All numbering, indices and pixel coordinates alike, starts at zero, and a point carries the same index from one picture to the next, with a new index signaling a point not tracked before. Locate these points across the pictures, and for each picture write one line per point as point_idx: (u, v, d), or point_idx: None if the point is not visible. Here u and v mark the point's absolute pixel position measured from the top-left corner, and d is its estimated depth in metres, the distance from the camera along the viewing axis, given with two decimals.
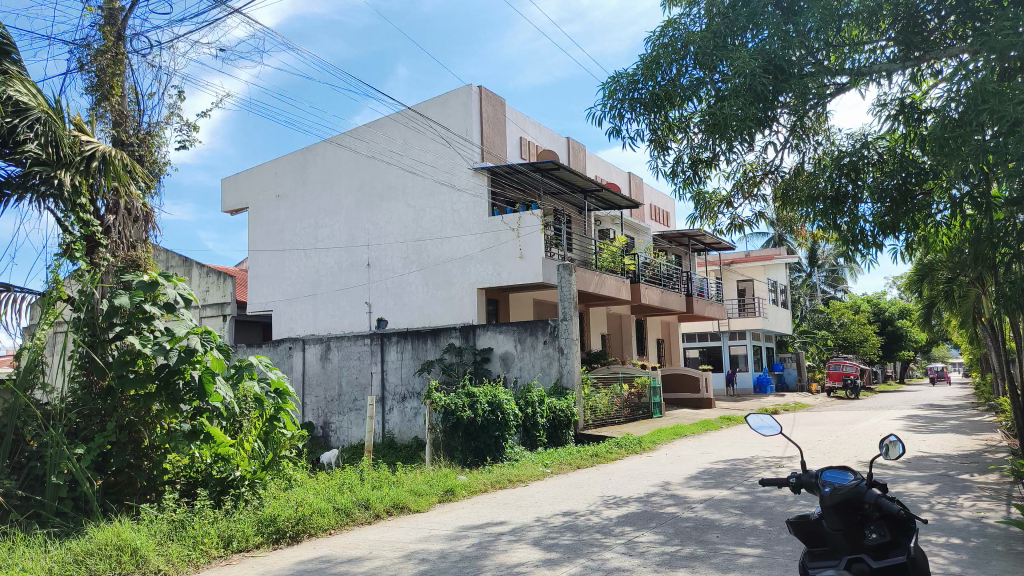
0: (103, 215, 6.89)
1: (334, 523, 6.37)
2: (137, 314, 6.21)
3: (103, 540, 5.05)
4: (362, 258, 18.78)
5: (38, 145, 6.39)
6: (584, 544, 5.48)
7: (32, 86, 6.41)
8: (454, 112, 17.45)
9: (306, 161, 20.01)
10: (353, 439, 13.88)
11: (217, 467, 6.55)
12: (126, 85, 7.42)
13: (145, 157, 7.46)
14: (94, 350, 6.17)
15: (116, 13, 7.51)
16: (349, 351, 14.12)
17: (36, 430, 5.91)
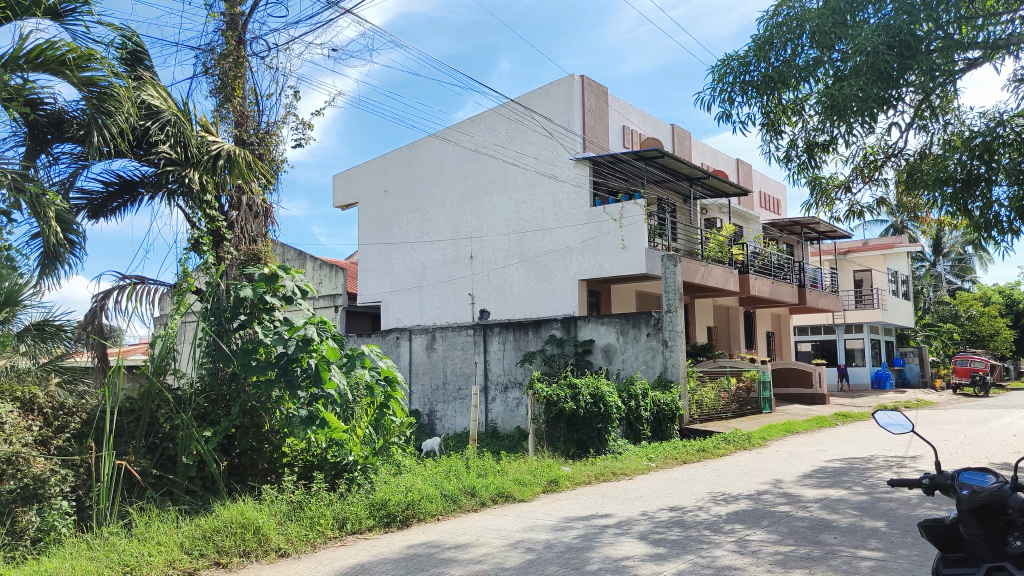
0: (226, 211, 7.29)
1: (441, 509, 6.51)
2: (259, 304, 6.56)
3: (228, 518, 5.35)
4: (465, 250, 19.08)
5: (170, 145, 6.83)
6: (693, 540, 5.38)
7: (163, 91, 6.82)
8: (557, 102, 17.43)
9: (414, 156, 20.47)
10: (458, 428, 14.14)
11: (331, 452, 6.76)
12: (246, 87, 7.81)
13: (264, 155, 7.79)
14: (220, 338, 6.60)
15: (237, 18, 7.95)
16: (453, 341, 14.40)
17: (168, 413, 6.35)
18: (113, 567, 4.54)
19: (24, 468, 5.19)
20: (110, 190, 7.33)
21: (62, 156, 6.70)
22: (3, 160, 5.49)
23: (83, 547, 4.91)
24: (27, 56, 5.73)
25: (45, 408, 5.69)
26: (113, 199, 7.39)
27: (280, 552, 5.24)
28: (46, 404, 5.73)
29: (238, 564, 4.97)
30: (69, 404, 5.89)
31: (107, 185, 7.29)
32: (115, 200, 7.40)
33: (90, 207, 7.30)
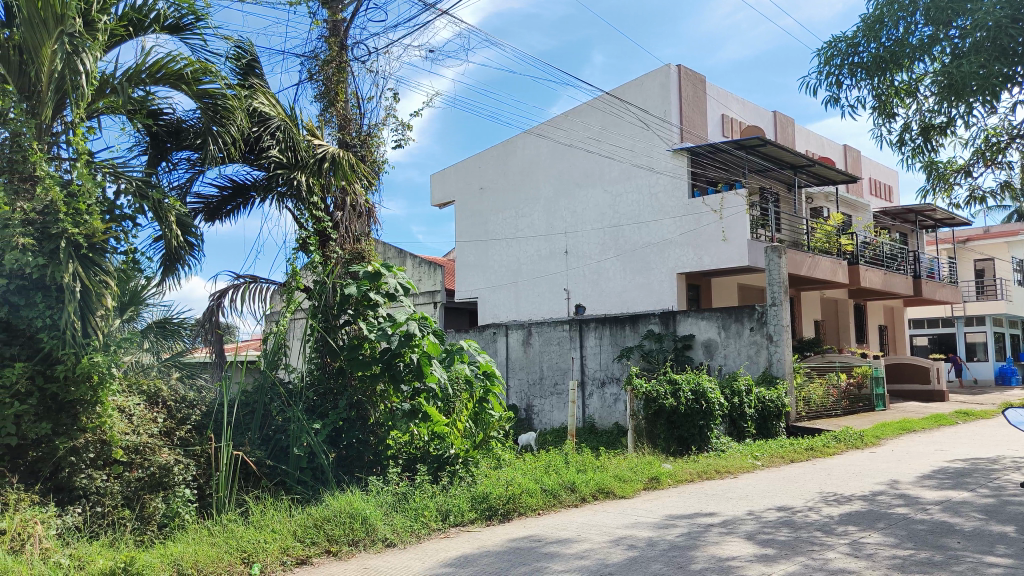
0: (332, 212, 7.54)
1: (542, 504, 6.53)
2: (364, 302, 6.87)
3: (338, 508, 5.54)
4: (560, 245, 19.07)
5: (279, 150, 7.15)
6: (803, 541, 5.20)
7: (272, 98, 7.14)
8: (652, 94, 17.16)
9: (509, 153, 20.59)
10: (556, 422, 14.15)
11: (433, 445, 6.95)
12: (348, 91, 8.04)
13: (366, 156, 8.00)
14: (328, 334, 6.92)
15: (339, 25, 8.21)
16: (549, 336, 14.43)
17: (280, 406, 6.60)
18: (233, 553, 4.76)
19: (150, 457, 5.58)
20: (225, 194, 7.71)
21: (180, 163, 7.09)
22: (127, 168, 5.85)
23: (204, 532, 5.18)
24: (148, 70, 6.06)
25: (169, 401, 6.09)
26: (227, 203, 7.79)
27: (386, 542, 5.35)
28: (169, 397, 6.13)
29: (348, 552, 5.11)
30: (190, 397, 6.29)
31: (222, 189, 7.66)
32: (228, 203, 7.80)
33: (206, 209, 7.73)
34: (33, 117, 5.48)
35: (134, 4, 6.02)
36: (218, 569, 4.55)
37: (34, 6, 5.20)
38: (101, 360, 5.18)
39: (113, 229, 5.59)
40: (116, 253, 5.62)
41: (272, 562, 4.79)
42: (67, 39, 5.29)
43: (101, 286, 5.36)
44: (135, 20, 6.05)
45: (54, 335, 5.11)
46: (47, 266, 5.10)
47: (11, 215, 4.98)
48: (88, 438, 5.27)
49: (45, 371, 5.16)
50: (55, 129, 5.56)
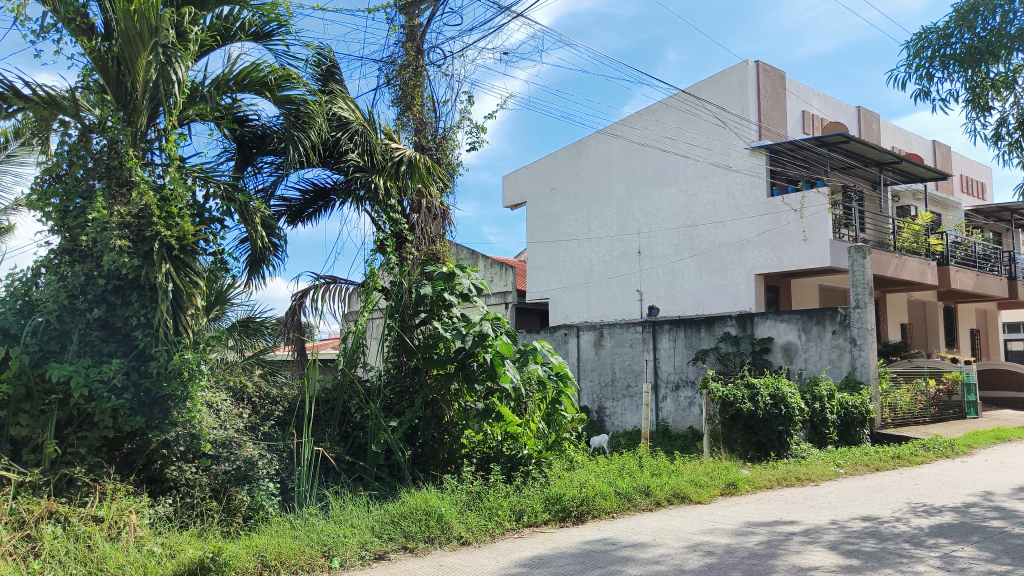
0: (408, 214, 7.67)
1: (616, 507, 6.48)
2: (438, 302, 6.90)
3: (414, 505, 5.62)
4: (633, 246, 18.90)
5: (357, 154, 7.29)
6: (890, 553, 5.00)
7: (351, 103, 7.31)
8: (730, 91, 16.83)
9: (581, 153, 20.51)
10: (628, 425, 14.03)
11: (506, 445, 6.93)
12: (424, 95, 8.17)
13: (441, 159, 8.08)
14: (404, 333, 7.02)
15: (416, 30, 8.40)
16: (621, 338, 14.30)
17: (359, 403, 6.80)
18: (314, 546, 4.88)
19: (236, 451, 5.79)
20: (306, 197, 7.94)
21: (265, 167, 7.34)
22: (215, 173, 6.09)
23: (287, 525, 5.33)
24: (236, 78, 6.29)
25: (253, 397, 6.38)
26: (309, 206, 8.02)
27: (461, 539, 5.40)
28: (254, 393, 6.41)
29: (424, 549, 5.16)
30: (272, 393, 6.56)
31: (304, 192, 7.89)
32: (310, 206, 8.03)
33: (289, 211, 7.97)
34: (129, 125, 5.75)
35: (222, 14, 6.26)
36: (301, 563, 4.68)
37: (130, 21, 5.46)
38: (192, 357, 5.39)
39: (203, 231, 5.82)
40: (205, 254, 5.84)
41: (352, 556, 4.88)
42: (161, 50, 5.54)
43: (191, 286, 5.60)
44: (223, 31, 6.28)
45: (149, 332, 5.40)
46: (142, 267, 5.39)
47: (109, 217, 5.32)
48: (178, 431, 5.48)
49: (140, 367, 5.38)
50: (149, 136, 5.81)
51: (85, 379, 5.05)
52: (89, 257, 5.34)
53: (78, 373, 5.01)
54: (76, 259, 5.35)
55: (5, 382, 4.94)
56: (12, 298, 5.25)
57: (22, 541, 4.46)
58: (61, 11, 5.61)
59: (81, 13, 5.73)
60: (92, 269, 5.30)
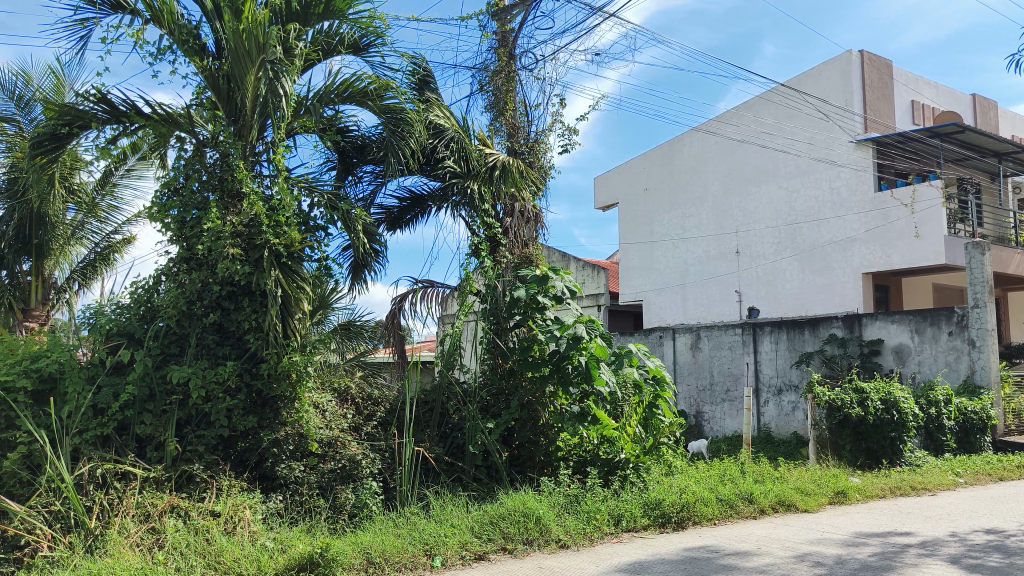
0: (502, 218, 7.73)
1: (717, 514, 6.34)
2: (532, 304, 6.88)
3: (513, 506, 5.67)
4: (731, 246, 18.46)
5: (453, 160, 7.42)
6: (1017, 568, 4.67)
7: (446, 110, 7.46)
8: (833, 82, 16.18)
9: (674, 152, 20.16)
10: (728, 430, 13.69)
11: (603, 449, 6.79)
12: (516, 100, 8.22)
13: (534, 163, 8.10)
14: (499, 336, 7.10)
15: (508, 35, 8.48)
16: (720, 340, 13.97)
17: (457, 404, 6.93)
18: (416, 545, 4.98)
19: (341, 450, 5.98)
20: (404, 204, 8.13)
21: (365, 176, 7.57)
22: (319, 183, 6.32)
23: (390, 523, 5.47)
24: (337, 90, 6.52)
25: (357, 398, 6.58)
26: (407, 212, 8.21)
27: (560, 543, 5.38)
28: (358, 395, 6.61)
29: (523, 551, 5.18)
30: (375, 395, 6.74)
31: (402, 200, 8.09)
32: (408, 213, 8.22)
33: (389, 218, 8.18)
34: (239, 139, 6.06)
35: (323, 29, 6.49)
36: (404, 560, 4.77)
37: (239, 40, 5.74)
38: (300, 359, 5.66)
39: (308, 239, 6.05)
40: (311, 260, 6.07)
41: (452, 556, 4.95)
42: (269, 66, 5.79)
43: (299, 292, 5.80)
44: (325, 45, 6.51)
45: (259, 336, 5.66)
46: (253, 273, 5.65)
47: (223, 228, 5.62)
48: (287, 431, 5.75)
49: (252, 368, 5.72)
50: (257, 148, 6.09)
51: (202, 381, 5.39)
52: (205, 265, 5.69)
53: (196, 375, 5.35)
54: (193, 267, 5.73)
55: (131, 384, 5.28)
56: (137, 304, 5.67)
57: (148, 534, 4.73)
58: (176, 33, 5.96)
59: (193, 34, 6.07)
60: (207, 276, 5.64)
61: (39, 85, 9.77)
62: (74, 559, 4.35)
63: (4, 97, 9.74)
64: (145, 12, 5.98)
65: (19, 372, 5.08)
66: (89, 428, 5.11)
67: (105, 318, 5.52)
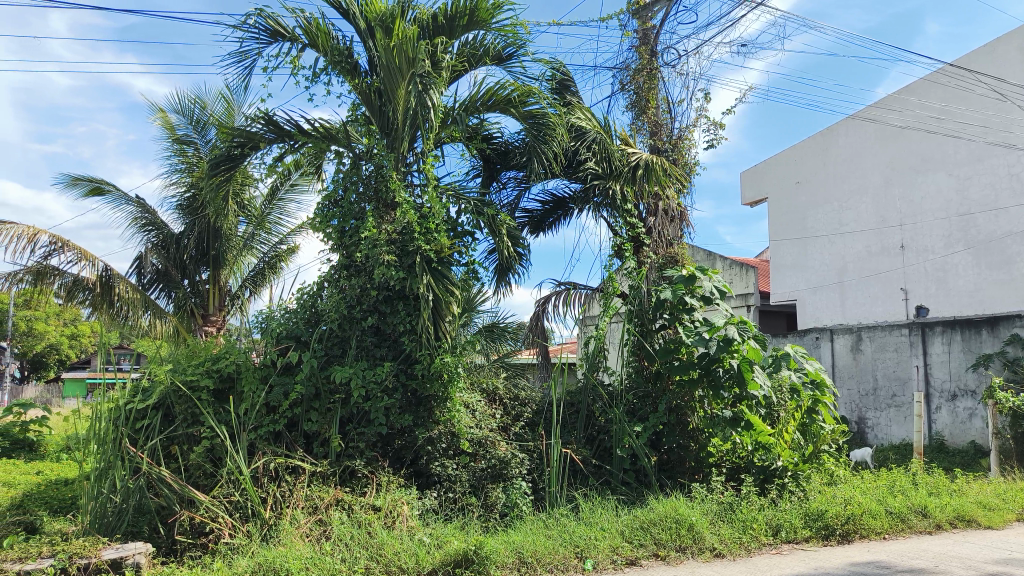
0: (645, 218, 7.60)
1: (887, 527, 5.93)
2: (679, 306, 6.71)
3: (664, 513, 5.56)
4: (895, 240, 17.27)
5: (596, 161, 7.38)
6: None
7: (588, 112, 7.44)
8: (1009, 59, 14.69)
9: (828, 143, 19.12)
10: (894, 438, 12.79)
11: (758, 456, 6.49)
12: (659, 97, 8.07)
13: (678, 160, 7.93)
14: (645, 338, 7.01)
15: (649, 32, 8.34)
16: (884, 342, 13.11)
17: (603, 407, 6.88)
18: (567, 547, 4.98)
19: (491, 449, 6.08)
20: (547, 207, 8.20)
21: (508, 182, 7.71)
22: (465, 190, 6.48)
23: (540, 524, 5.51)
24: (482, 99, 6.67)
25: (505, 399, 6.75)
26: (549, 215, 8.28)
27: (715, 552, 5.22)
28: (505, 395, 6.78)
29: (676, 558, 5.07)
30: (522, 396, 6.87)
31: (544, 203, 8.15)
32: (550, 216, 8.28)
33: (532, 222, 8.28)
34: (393, 151, 6.31)
35: (468, 40, 6.66)
36: (556, 561, 4.80)
37: (391, 56, 5.98)
38: (450, 360, 5.83)
39: (456, 244, 6.23)
40: (459, 264, 6.24)
41: (604, 559, 4.91)
42: (419, 79, 5.97)
43: (448, 295, 5.95)
44: (470, 56, 6.69)
45: (414, 338, 5.93)
46: (407, 279, 5.89)
47: (378, 236, 5.91)
48: (440, 429, 5.95)
49: (407, 369, 5.99)
50: (408, 159, 6.35)
51: (363, 381, 5.66)
52: (363, 271, 6.00)
53: (357, 375, 5.64)
54: (353, 273, 6.07)
55: (299, 383, 5.62)
56: (303, 309, 6.10)
57: (316, 525, 5.01)
58: (331, 55, 6.32)
59: (346, 55, 6.39)
60: (365, 282, 5.94)
61: (212, 110, 10.66)
62: (252, 546, 4.66)
63: (184, 122, 10.69)
64: (303, 36, 6.38)
65: (203, 372, 5.56)
66: (263, 424, 5.49)
67: (276, 323, 6.00)
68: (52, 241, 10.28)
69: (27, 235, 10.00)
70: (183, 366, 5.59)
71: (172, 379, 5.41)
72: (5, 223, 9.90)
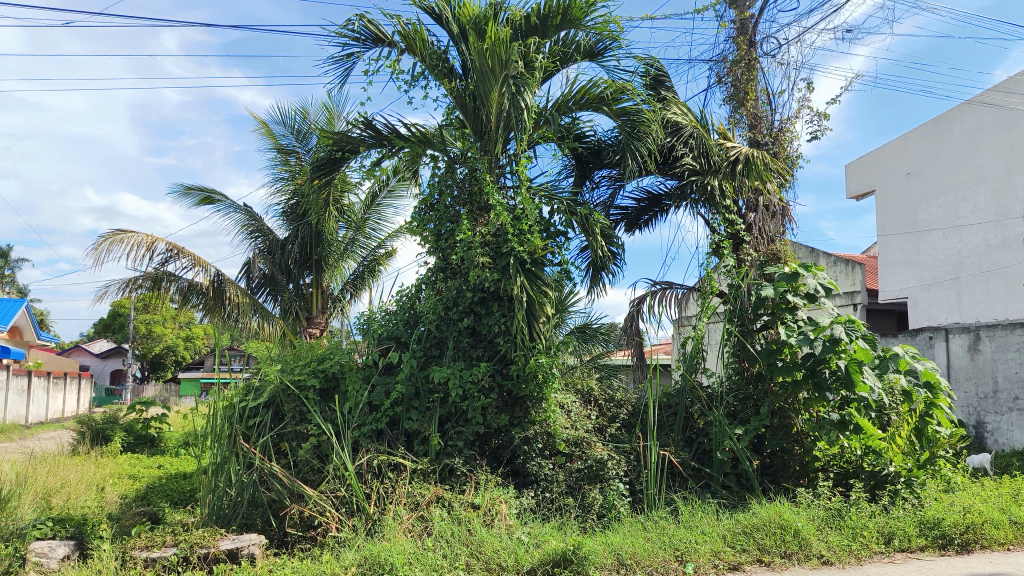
0: (745, 214, 7.42)
1: (1011, 538, 5.58)
2: (781, 304, 6.53)
3: (767, 517, 5.40)
4: (1017, 233, 16.08)
5: (692, 157, 7.24)
6: None
7: (684, 107, 7.31)
8: None
9: (941, 131, 18.09)
10: (1016, 444, 11.97)
11: (868, 460, 6.26)
12: (758, 88, 7.86)
13: (779, 153, 7.69)
14: (745, 339, 6.82)
15: (747, 22, 8.11)
16: (1005, 341, 12.26)
17: (701, 409, 6.74)
18: (668, 550, 4.90)
19: (587, 450, 6.05)
20: (641, 205, 8.11)
21: (602, 180, 7.67)
22: (558, 191, 6.49)
23: (638, 526, 5.43)
24: (575, 98, 6.66)
25: (600, 400, 6.72)
26: (644, 212, 8.18)
27: (822, 559, 5.02)
28: (601, 397, 6.76)
29: (781, 564, 4.91)
30: (618, 397, 6.84)
31: (639, 201, 8.07)
32: (645, 213, 8.18)
33: (627, 219, 8.20)
34: (486, 153, 6.43)
35: (560, 39, 6.67)
36: (656, 564, 4.73)
37: (485, 59, 6.06)
38: (545, 361, 5.79)
39: (549, 244, 6.24)
40: (552, 265, 6.24)
41: (705, 564, 4.80)
42: (511, 81, 5.98)
43: (542, 296, 5.96)
44: (562, 55, 6.69)
45: (508, 339, 5.96)
46: (501, 280, 5.95)
47: (473, 238, 6.03)
48: (536, 429, 5.98)
49: (503, 369, 6.07)
50: (502, 161, 6.43)
51: (460, 381, 5.79)
52: (458, 273, 6.16)
53: (454, 375, 5.77)
54: (449, 275, 6.25)
55: (400, 382, 5.79)
56: (402, 311, 6.29)
57: (418, 521, 5.11)
58: (427, 60, 6.45)
59: (442, 59, 6.53)
60: (461, 284, 6.10)
61: (314, 119, 11.08)
62: (357, 540, 4.80)
63: (287, 131, 11.13)
64: (400, 43, 6.55)
65: (309, 372, 5.81)
66: (366, 422, 5.65)
67: (377, 323, 6.22)
68: (169, 248, 10.93)
69: (146, 243, 10.67)
70: (291, 367, 5.86)
71: (281, 379, 5.67)
72: (126, 232, 10.60)
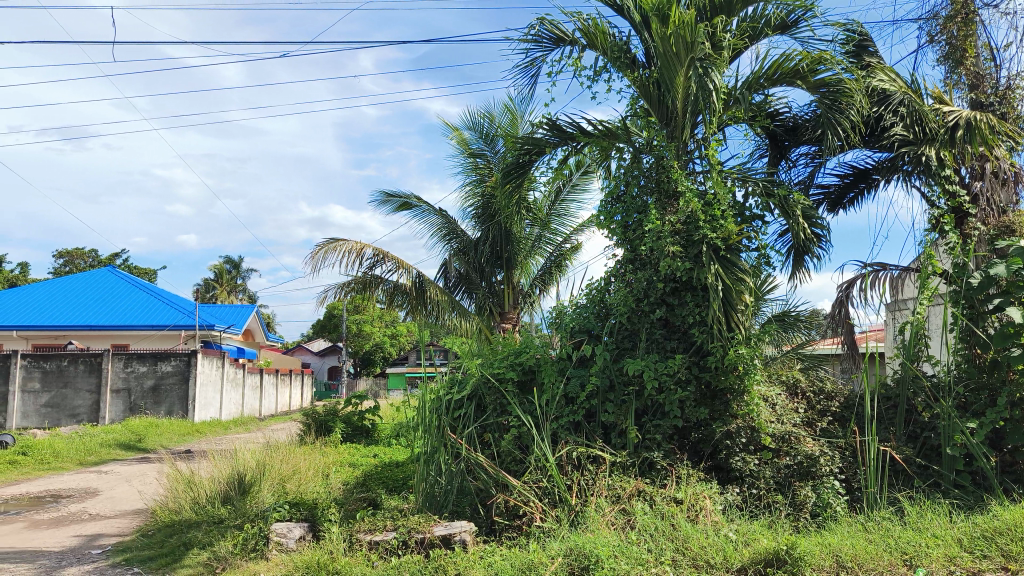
0: (969, 184, 6.75)
1: None
2: (1016, 282, 5.77)
3: (1012, 521, 4.83)
4: None
5: (904, 126, 6.61)
6: None
7: (892, 73, 6.71)
8: None
9: None
10: None
11: None
12: (979, 44, 7.11)
13: (1008, 114, 6.89)
14: (975, 323, 6.10)
15: None
16: None
17: (926, 400, 6.18)
18: (894, 553, 4.52)
19: (796, 446, 5.72)
20: (846, 181, 7.58)
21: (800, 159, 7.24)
22: (753, 172, 6.20)
23: (859, 527, 5.04)
24: (766, 74, 6.33)
25: (808, 392, 6.38)
26: (850, 189, 7.64)
27: None
28: (808, 389, 6.41)
29: None
30: (827, 389, 6.43)
31: (843, 176, 7.55)
32: (851, 190, 7.65)
33: (829, 198, 7.71)
34: (672, 139, 6.29)
35: (748, 15, 6.35)
36: (881, 567, 4.36)
37: (668, 44, 5.91)
38: (746, 352, 5.56)
39: (745, 229, 5.99)
40: (749, 251, 5.98)
41: (939, 568, 4.34)
42: (698, 63, 5.84)
43: (740, 284, 5.71)
44: (751, 31, 6.36)
45: (704, 330, 5.77)
46: (694, 269, 5.78)
47: (663, 227, 5.89)
48: (740, 423, 5.77)
49: (700, 361, 5.88)
50: (689, 147, 6.24)
51: (655, 373, 5.69)
52: (649, 264, 6.05)
53: (649, 367, 5.69)
54: (638, 267, 6.20)
55: (595, 375, 5.83)
56: (594, 304, 6.37)
57: (620, 514, 5.08)
58: (610, 53, 6.43)
59: (624, 50, 6.47)
60: (651, 275, 5.98)
61: (499, 121, 11.44)
62: (561, 530, 4.86)
63: (476, 136, 11.56)
64: (582, 39, 6.57)
65: (509, 365, 6.00)
66: (564, 414, 5.75)
67: (569, 318, 6.32)
68: (375, 253, 11.74)
69: (355, 249, 11.53)
70: (492, 361, 6.10)
71: (483, 372, 5.93)
72: (338, 240, 11.52)
